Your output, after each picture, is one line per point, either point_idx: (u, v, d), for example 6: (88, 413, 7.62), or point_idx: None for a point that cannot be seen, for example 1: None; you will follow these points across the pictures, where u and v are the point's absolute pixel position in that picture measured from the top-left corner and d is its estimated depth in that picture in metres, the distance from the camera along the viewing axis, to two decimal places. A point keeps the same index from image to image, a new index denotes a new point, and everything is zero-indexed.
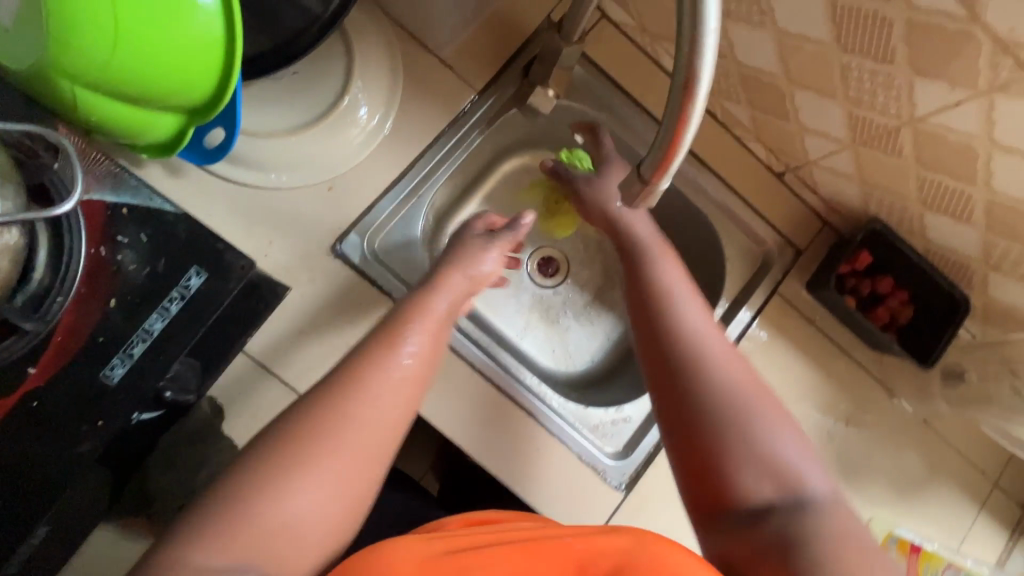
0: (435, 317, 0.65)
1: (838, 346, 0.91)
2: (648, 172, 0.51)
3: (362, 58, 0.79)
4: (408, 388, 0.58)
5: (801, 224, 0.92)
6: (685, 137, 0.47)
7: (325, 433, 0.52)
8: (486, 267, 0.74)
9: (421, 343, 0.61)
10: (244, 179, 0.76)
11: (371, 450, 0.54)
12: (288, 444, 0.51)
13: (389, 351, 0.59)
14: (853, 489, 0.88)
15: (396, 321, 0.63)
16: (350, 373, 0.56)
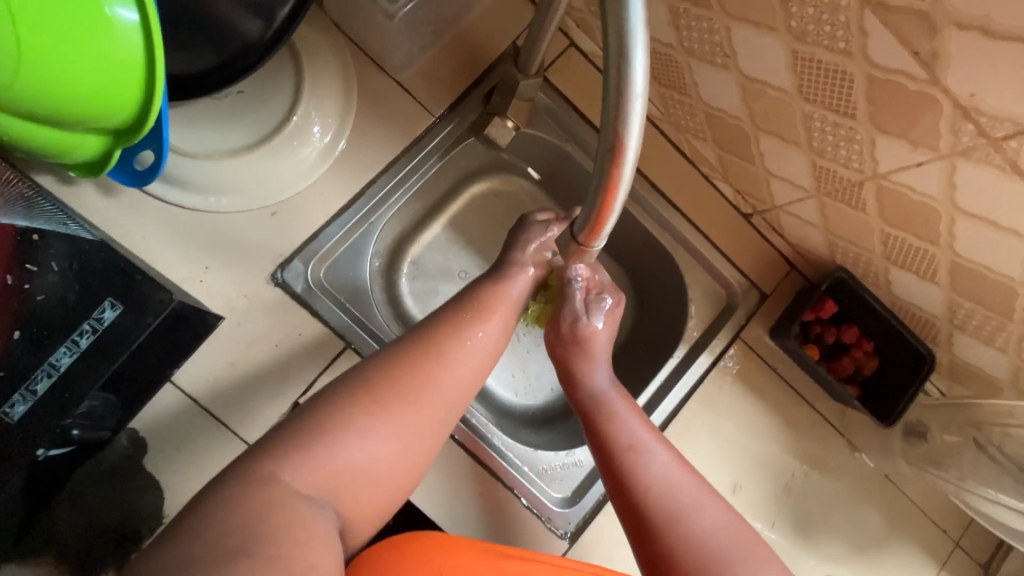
0: (512, 302, 0.63)
1: (801, 396, 0.88)
2: (581, 233, 0.48)
3: (313, 78, 0.75)
4: (481, 357, 0.59)
5: (768, 267, 0.89)
6: (619, 199, 0.44)
7: (409, 391, 0.53)
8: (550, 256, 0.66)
9: (503, 320, 0.62)
10: (181, 201, 0.72)
11: (444, 415, 0.55)
12: (380, 388, 0.52)
13: (472, 321, 0.60)
14: (809, 546, 0.85)
15: (491, 294, 0.62)
16: (431, 340, 0.57)
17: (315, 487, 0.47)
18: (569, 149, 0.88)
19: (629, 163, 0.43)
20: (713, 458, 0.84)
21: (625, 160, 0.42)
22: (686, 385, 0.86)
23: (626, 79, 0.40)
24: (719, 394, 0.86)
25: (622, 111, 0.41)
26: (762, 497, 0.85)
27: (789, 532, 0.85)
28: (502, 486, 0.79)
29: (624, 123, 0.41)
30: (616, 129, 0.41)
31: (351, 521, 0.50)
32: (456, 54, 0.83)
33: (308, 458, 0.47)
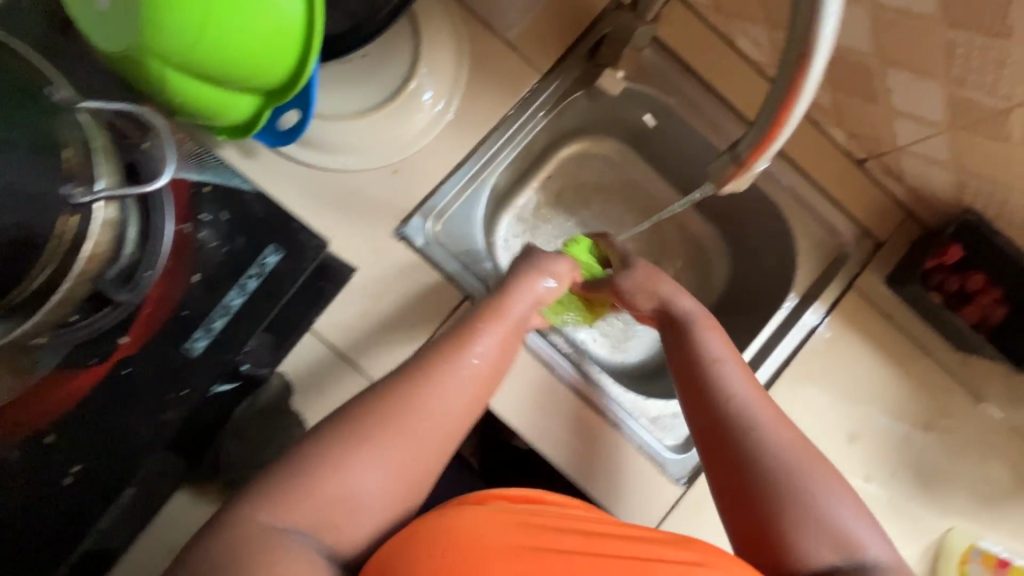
0: (516, 315, 0.66)
1: (920, 345, 0.85)
2: (744, 153, 0.49)
3: (429, 39, 0.79)
4: (472, 386, 0.61)
5: (883, 215, 0.86)
6: (797, 111, 0.45)
7: (398, 423, 0.57)
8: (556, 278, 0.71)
9: (491, 344, 0.63)
10: (313, 160, 0.77)
11: (434, 444, 0.58)
12: (354, 425, 0.56)
13: (464, 351, 0.62)
14: (930, 496, 0.84)
15: (489, 313, 0.65)
16: (418, 368, 0.60)
17: (303, 520, 0.52)
18: (671, 102, 0.88)
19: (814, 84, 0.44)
20: (826, 407, 0.84)
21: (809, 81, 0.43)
22: (797, 337, 0.86)
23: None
24: (833, 345, 0.85)
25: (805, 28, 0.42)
26: (879, 450, 0.84)
27: (906, 482, 0.84)
28: (615, 429, 0.81)
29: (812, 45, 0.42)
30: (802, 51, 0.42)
31: (340, 544, 0.54)
32: (561, 9, 0.84)
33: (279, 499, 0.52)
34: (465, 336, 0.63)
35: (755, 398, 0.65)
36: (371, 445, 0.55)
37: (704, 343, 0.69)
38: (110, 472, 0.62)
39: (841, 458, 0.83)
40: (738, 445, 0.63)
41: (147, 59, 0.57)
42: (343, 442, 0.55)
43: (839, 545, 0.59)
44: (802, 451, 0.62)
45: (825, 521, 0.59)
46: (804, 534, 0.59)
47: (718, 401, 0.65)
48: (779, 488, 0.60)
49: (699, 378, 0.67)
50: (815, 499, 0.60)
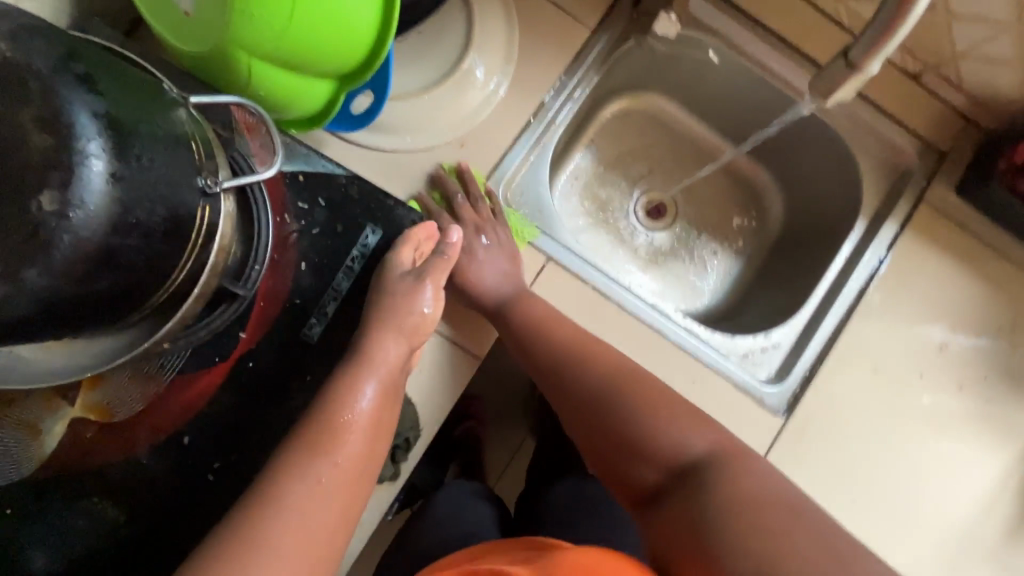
0: (387, 358, 0.60)
1: (996, 251, 0.86)
2: (857, 60, 0.52)
3: (481, 12, 0.80)
4: (340, 481, 0.54)
5: (943, 125, 0.87)
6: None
7: (263, 534, 0.50)
8: (424, 310, 0.63)
9: (342, 438, 0.55)
10: (382, 144, 0.77)
11: (308, 551, 0.51)
12: (247, 498, 0.53)
13: (330, 419, 0.56)
14: (1023, 397, 0.85)
15: (341, 385, 0.58)
16: (273, 477, 0.53)
17: None
18: (716, 44, 0.89)
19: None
20: (910, 323, 0.85)
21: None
22: (875, 257, 0.86)
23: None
24: (912, 260, 0.86)
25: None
26: (971, 356, 0.85)
27: (1000, 386, 0.85)
28: (710, 369, 0.82)
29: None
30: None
31: None
32: None
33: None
34: (346, 393, 0.57)
35: (577, 359, 0.71)
36: (258, 539, 0.49)
37: (556, 339, 0.73)
38: (248, 465, 0.62)
39: (933, 368, 0.84)
40: (635, 421, 0.66)
41: (237, 53, 0.58)
42: (240, 536, 0.50)
43: (658, 465, 0.64)
44: (737, 479, 0.58)
45: (654, 448, 0.64)
46: (632, 461, 0.66)
47: (620, 437, 0.66)
48: (614, 436, 0.67)
49: (559, 368, 0.72)
50: (643, 435, 0.65)
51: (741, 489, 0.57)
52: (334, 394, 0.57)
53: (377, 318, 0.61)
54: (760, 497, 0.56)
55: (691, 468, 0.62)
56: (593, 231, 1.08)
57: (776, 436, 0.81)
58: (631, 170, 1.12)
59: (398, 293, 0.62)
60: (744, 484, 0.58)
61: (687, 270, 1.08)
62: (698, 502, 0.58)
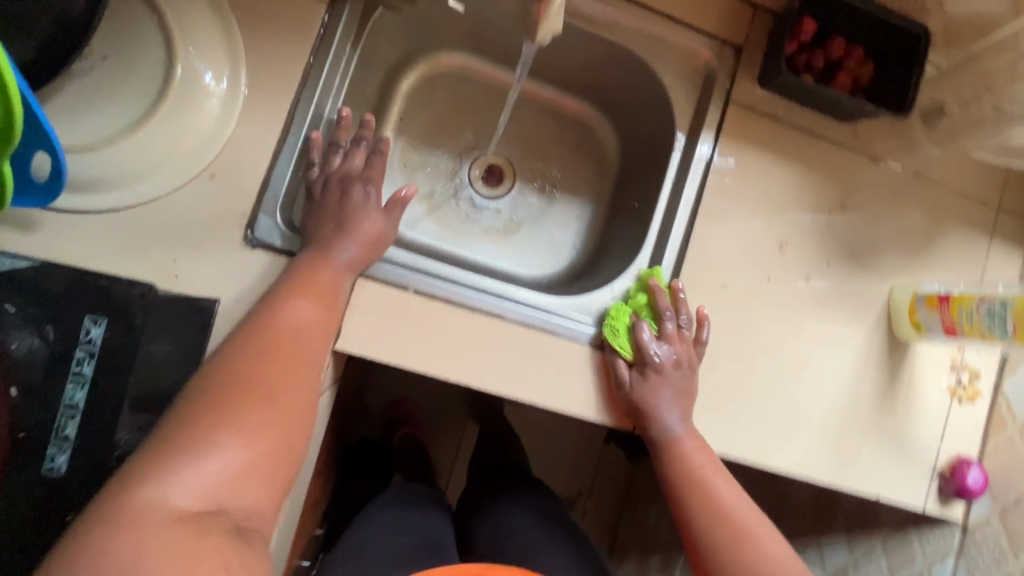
0: (337, 254, 0.68)
1: (811, 133, 0.84)
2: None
3: (175, 11, 0.66)
4: (314, 330, 0.61)
5: (732, 17, 0.83)
6: None
7: (250, 380, 0.53)
8: (371, 219, 0.72)
9: (314, 296, 0.63)
10: (111, 202, 0.65)
11: (301, 384, 0.56)
12: (213, 398, 0.51)
13: (297, 290, 0.63)
14: (865, 268, 0.86)
15: (305, 264, 0.66)
16: (252, 336, 0.58)
17: (192, 501, 0.45)
18: None
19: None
20: (749, 228, 0.83)
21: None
22: (699, 172, 0.83)
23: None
24: (735, 166, 0.83)
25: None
26: (810, 244, 0.85)
27: (844, 265, 0.85)
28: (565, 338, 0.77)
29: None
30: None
31: (231, 504, 0.46)
32: None
33: (221, 423, 0.49)
34: (308, 266, 0.66)
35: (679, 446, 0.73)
36: (257, 373, 0.54)
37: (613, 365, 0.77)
38: None
39: (777, 267, 0.83)
40: (696, 497, 0.71)
41: None
42: (198, 429, 0.48)
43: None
44: (746, 508, 0.70)
45: (710, 512, 0.69)
46: (700, 534, 0.69)
47: (677, 458, 0.73)
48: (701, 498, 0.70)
49: (642, 417, 0.74)
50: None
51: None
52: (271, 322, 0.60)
53: (307, 265, 0.66)
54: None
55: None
56: (423, 218, 0.99)
57: None
58: (453, 140, 1.02)
59: (338, 219, 0.70)
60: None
61: (540, 232, 1.03)
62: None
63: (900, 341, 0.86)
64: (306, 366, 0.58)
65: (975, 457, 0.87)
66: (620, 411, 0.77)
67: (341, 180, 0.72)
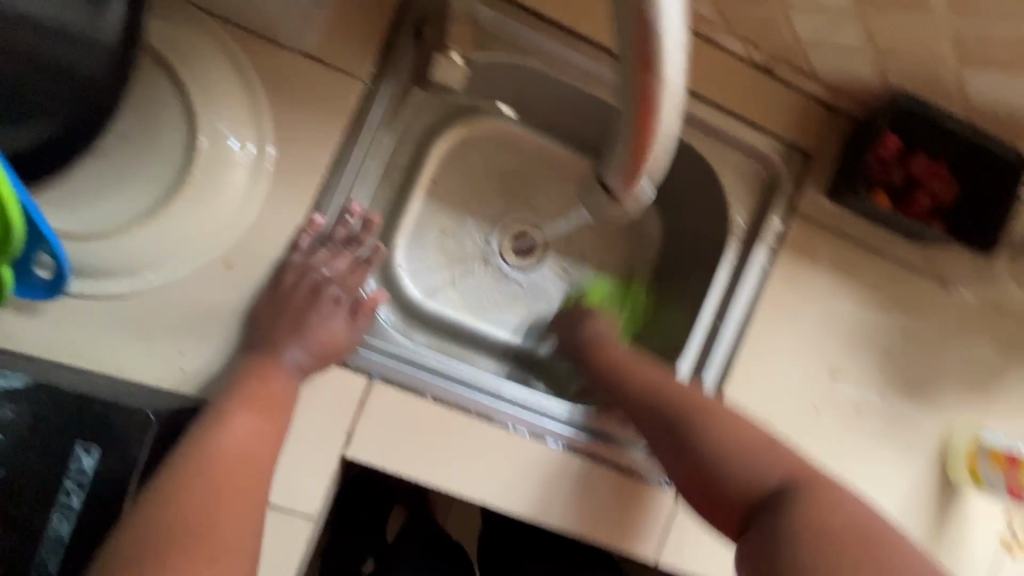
0: (286, 357, 0.61)
1: (877, 251, 0.77)
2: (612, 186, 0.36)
3: (199, 82, 0.60)
4: (255, 447, 0.55)
5: (805, 118, 0.75)
6: (660, 116, 0.32)
7: (195, 499, 0.50)
8: (332, 329, 0.64)
9: (256, 413, 0.56)
10: (119, 289, 0.60)
11: (247, 507, 0.52)
12: (158, 537, 0.47)
13: (236, 403, 0.56)
14: (923, 402, 0.79)
15: (248, 380, 0.58)
16: (179, 463, 0.51)
17: None
18: (533, 65, 0.71)
19: (674, 67, 0.31)
20: (800, 350, 0.76)
21: (667, 32, 0.30)
22: (751, 287, 0.76)
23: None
24: (788, 282, 0.76)
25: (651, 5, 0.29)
26: (863, 373, 0.78)
27: (900, 396, 0.78)
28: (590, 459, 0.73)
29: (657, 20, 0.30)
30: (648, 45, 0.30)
31: None
32: None
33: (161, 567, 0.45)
34: (249, 379, 0.58)
35: (656, 380, 0.68)
36: (189, 500, 0.49)
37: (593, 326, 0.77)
38: None
39: (825, 396, 0.76)
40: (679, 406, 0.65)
41: None
42: None
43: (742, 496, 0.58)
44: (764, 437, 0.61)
45: (710, 418, 0.62)
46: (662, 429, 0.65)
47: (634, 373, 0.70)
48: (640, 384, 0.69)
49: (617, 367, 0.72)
50: (734, 476, 0.59)
51: (885, 537, 0.51)
52: (213, 445, 0.53)
53: (252, 373, 0.59)
54: (853, 533, 0.51)
55: (779, 495, 0.55)
56: (443, 289, 0.93)
57: (669, 513, 0.75)
58: (485, 206, 0.95)
59: (311, 321, 0.63)
60: (845, 517, 0.52)
61: (568, 309, 0.97)
62: (782, 533, 0.52)
63: (952, 484, 0.79)
64: (250, 492, 0.53)
65: None
66: (639, 539, 0.74)
67: (314, 280, 0.64)
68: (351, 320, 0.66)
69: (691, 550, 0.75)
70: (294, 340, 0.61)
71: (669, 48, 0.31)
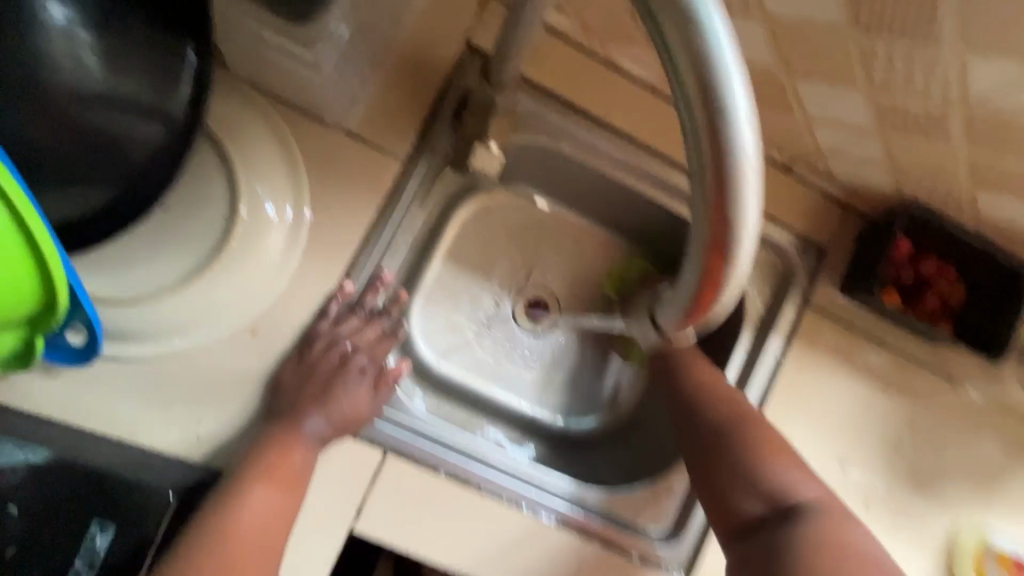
0: (309, 430, 0.60)
1: (887, 345, 0.79)
2: (670, 325, 0.34)
3: (243, 152, 0.61)
4: (269, 525, 0.55)
5: (822, 215, 0.77)
6: (735, 266, 0.29)
7: None
8: (356, 400, 0.63)
9: (277, 486, 0.57)
10: (144, 353, 0.60)
11: None
12: None
13: (253, 480, 0.56)
14: (929, 499, 0.79)
15: (269, 453, 0.58)
16: None
17: None
18: (564, 148, 0.73)
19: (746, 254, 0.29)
20: (811, 441, 0.77)
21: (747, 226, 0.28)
22: (765, 375, 0.76)
23: (727, 152, 0.27)
24: (800, 372, 0.77)
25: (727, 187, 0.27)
26: (871, 467, 0.78)
27: (908, 491, 0.79)
28: (603, 545, 0.72)
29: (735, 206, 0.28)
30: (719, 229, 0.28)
31: None
32: (405, 75, 0.67)
33: None
34: (269, 448, 0.58)
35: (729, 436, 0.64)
36: None
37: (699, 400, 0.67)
38: None
39: (836, 490, 0.76)
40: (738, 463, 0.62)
41: None
42: None
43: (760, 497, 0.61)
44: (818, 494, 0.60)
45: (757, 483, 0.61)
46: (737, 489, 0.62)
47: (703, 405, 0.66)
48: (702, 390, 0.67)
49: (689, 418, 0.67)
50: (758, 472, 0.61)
51: None
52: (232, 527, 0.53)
53: (276, 442, 0.59)
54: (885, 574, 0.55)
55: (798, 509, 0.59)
56: (459, 352, 0.93)
57: None
58: (504, 270, 0.97)
59: (336, 390, 0.62)
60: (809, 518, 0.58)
61: (577, 377, 0.98)
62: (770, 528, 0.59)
63: None
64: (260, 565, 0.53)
65: None
66: None
67: (342, 351, 0.64)
68: (373, 391, 0.65)
69: None
70: (316, 410, 0.61)
71: (744, 237, 0.29)
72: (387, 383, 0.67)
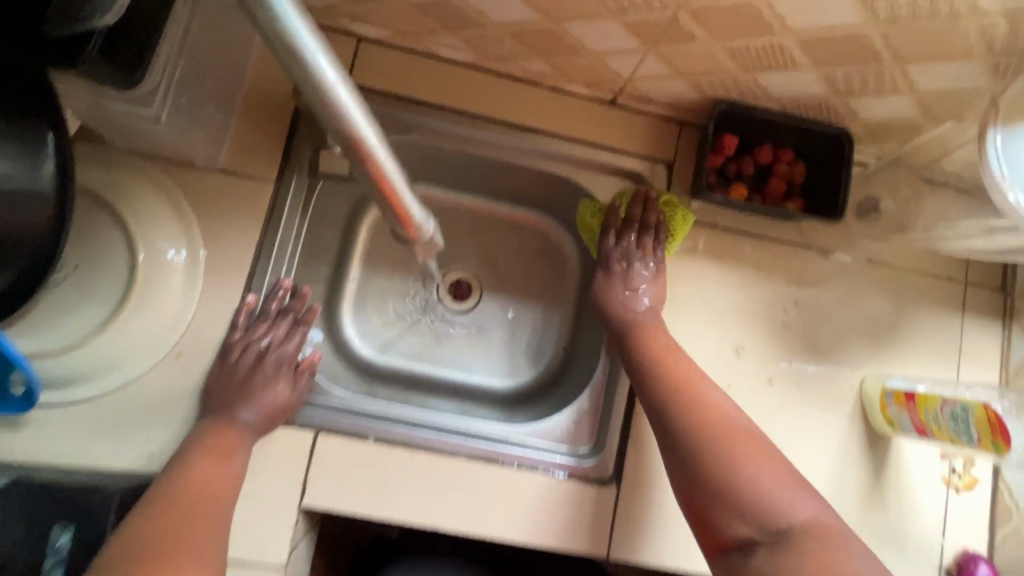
0: (238, 423, 0.70)
1: (753, 234, 0.86)
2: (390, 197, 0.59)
3: (133, 208, 0.72)
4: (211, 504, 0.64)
5: (659, 135, 0.86)
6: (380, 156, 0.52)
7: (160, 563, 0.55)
8: (275, 390, 0.73)
9: (213, 472, 0.66)
10: (89, 393, 0.70)
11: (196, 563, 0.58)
12: None
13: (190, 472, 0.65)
14: (831, 362, 0.85)
15: (204, 448, 0.67)
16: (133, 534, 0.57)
17: None
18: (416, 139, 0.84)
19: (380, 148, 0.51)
20: (704, 335, 0.84)
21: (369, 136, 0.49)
22: None
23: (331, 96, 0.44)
24: (678, 276, 0.84)
25: (336, 109, 0.45)
26: (767, 346, 0.84)
27: (809, 359, 0.84)
28: (535, 473, 0.79)
29: (348, 121, 0.47)
30: (349, 134, 0.48)
31: None
32: (258, 111, 0.78)
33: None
34: (203, 443, 0.67)
35: (716, 445, 0.65)
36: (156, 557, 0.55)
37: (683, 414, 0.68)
38: None
39: (737, 373, 0.83)
40: (719, 472, 0.63)
41: None
42: None
43: (754, 524, 0.59)
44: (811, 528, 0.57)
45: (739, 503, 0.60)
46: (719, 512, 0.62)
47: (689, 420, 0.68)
48: (657, 342, 0.76)
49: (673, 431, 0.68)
50: (769, 510, 0.59)
51: None
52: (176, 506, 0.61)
53: (209, 438, 0.68)
54: None
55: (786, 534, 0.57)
56: (395, 343, 1.03)
57: (615, 508, 0.80)
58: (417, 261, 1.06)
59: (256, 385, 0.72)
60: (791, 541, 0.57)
61: (509, 341, 1.05)
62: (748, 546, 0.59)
63: (879, 433, 0.84)
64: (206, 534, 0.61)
65: (985, 551, 0.83)
66: (590, 538, 0.78)
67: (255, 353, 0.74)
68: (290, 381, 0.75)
69: (650, 535, 0.79)
70: (240, 405, 0.70)
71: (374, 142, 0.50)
72: (303, 372, 0.76)
